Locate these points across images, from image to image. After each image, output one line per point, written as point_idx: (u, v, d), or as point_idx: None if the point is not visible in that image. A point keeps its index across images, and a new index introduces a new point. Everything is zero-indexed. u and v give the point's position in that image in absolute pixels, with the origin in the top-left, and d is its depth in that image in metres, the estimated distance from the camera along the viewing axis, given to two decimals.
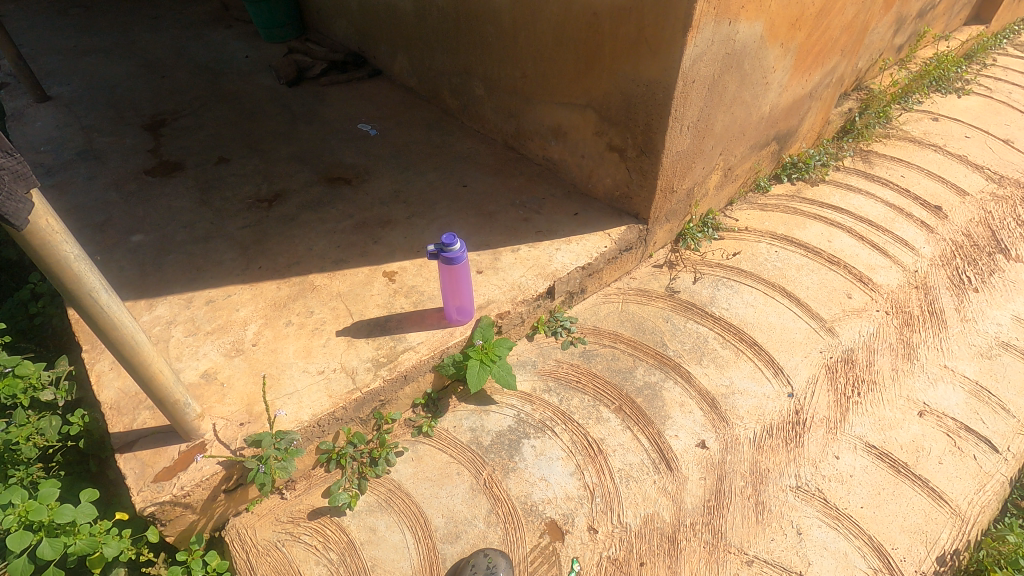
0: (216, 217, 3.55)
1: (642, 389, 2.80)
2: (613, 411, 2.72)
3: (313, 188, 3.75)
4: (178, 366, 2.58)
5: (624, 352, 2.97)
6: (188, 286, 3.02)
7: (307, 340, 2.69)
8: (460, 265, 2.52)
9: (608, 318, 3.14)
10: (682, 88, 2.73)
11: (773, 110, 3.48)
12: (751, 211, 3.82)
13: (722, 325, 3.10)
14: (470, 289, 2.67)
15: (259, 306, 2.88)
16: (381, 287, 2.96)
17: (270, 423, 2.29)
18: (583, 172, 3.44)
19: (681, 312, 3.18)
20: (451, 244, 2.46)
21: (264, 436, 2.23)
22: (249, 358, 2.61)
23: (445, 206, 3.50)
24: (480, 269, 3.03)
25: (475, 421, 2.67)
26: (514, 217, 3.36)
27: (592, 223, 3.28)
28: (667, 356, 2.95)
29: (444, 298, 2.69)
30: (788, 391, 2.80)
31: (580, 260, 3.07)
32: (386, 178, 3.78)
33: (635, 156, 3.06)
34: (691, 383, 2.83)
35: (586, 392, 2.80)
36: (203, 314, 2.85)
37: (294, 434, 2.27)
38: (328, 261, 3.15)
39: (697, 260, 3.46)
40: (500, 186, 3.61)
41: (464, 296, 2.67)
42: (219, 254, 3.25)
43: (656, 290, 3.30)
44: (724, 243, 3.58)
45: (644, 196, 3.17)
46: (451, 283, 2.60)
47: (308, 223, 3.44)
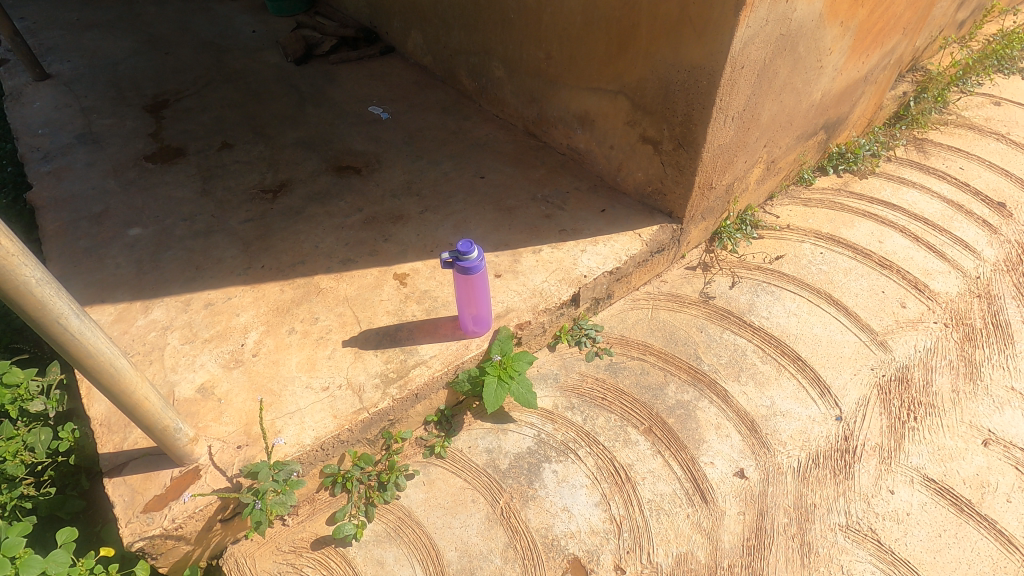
0: (218, 209, 3.33)
1: (674, 408, 2.57)
2: (641, 432, 2.50)
3: (320, 178, 3.51)
4: (173, 378, 2.40)
5: (654, 366, 2.73)
6: (187, 287, 2.83)
7: (311, 351, 2.49)
8: (478, 274, 2.28)
9: (637, 326, 2.89)
10: (730, 74, 2.42)
11: (824, 97, 3.13)
12: (793, 207, 3.50)
13: (762, 337, 2.85)
14: (487, 297, 2.44)
15: (261, 311, 2.68)
16: (392, 292, 2.74)
17: (268, 451, 2.09)
18: (612, 165, 3.14)
19: (716, 321, 2.92)
20: (469, 252, 2.21)
21: (260, 467, 2.02)
22: (249, 370, 2.42)
23: (461, 200, 3.24)
24: (498, 272, 2.79)
25: (491, 442, 2.46)
26: (536, 214, 3.10)
27: (621, 222, 3.00)
28: (702, 371, 2.70)
29: (459, 306, 2.46)
30: (836, 414, 2.54)
31: (608, 264, 2.81)
32: (398, 167, 3.52)
33: (672, 150, 2.77)
34: (729, 403, 2.59)
35: (612, 410, 2.57)
36: (202, 319, 2.66)
37: (295, 464, 2.08)
38: (335, 260, 2.92)
39: (735, 262, 3.17)
40: (521, 178, 3.34)
41: (481, 305, 2.44)
42: (219, 250, 3.04)
43: (689, 295, 3.04)
44: (764, 242, 3.28)
45: (680, 193, 2.87)
46: (467, 293, 2.37)
47: (315, 217, 3.21)
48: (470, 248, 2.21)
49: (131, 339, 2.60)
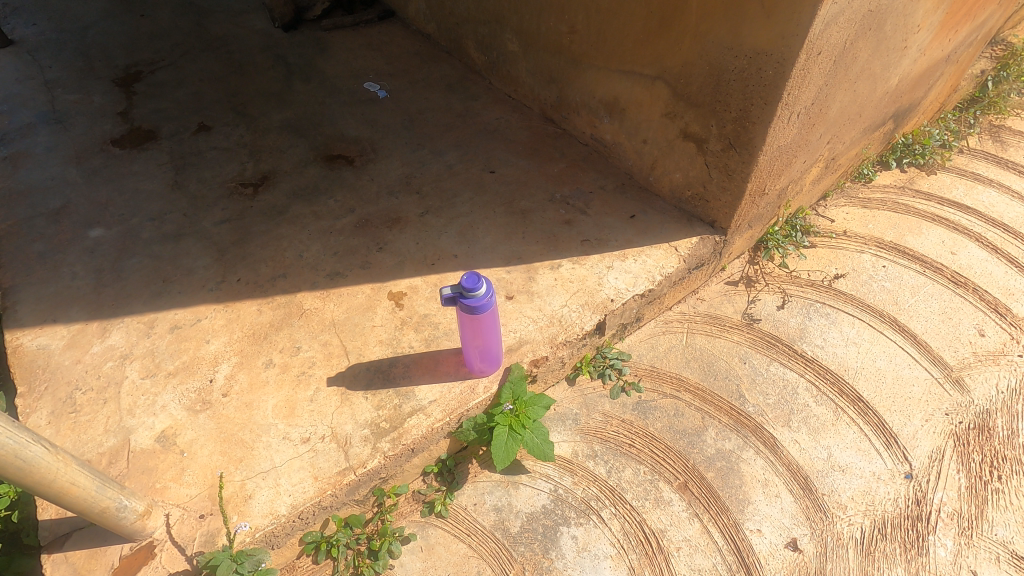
0: (190, 206, 2.92)
1: (714, 460, 2.21)
2: (675, 488, 2.15)
3: (307, 169, 3.07)
4: (129, 424, 2.05)
5: (690, 407, 2.35)
6: (151, 304, 2.46)
7: (290, 391, 2.13)
8: (487, 312, 1.88)
9: (669, 355, 2.51)
10: (803, 63, 1.93)
11: (901, 82, 2.63)
12: (850, 210, 3.04)
13: (816, 370, 2.46)
14: (497, 332, 2.04)
15: (235, 337, 2.31)
16: (386, 316, 2.35)
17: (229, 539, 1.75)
18: (644, 162, 2.69)
19: (762, 350, 2.53)
20: (478, 285, 1.82)
21: (221, 560, 1.71)
22: (218, 415, 2.07)
23: (468, 201, 2.80)
24: (510, 292, 2.39)
25: (500, 498, 2.12)
26: (554, 220, 2.67)
27: (654, 232, 2.57)
28: (745, 414, 2.33)
29: (464, 343, 2.07)
30: (905, 471, 2.17)
31: (639, 285, 2.40)
32: (396, 158, 3.07)
33: (720, 150, 2.30)
34: (778, 454, 2.22)
35: (641, 461, 2.22)
36: (166, 346, 2.30)
37: (264, 555, 1.80)
38: (322, 274, 2.53)
39: (784, 278, 2.74)
40: (537, 174, 2.89)
41: (489, 342, 2.05)
42: (190, 259, 2.65)
43: (729, 317, 2.64)
44: (817, 253, 2.84)
45: (727, 201, 2.43)
46: (474, 330, 1.97)
47: (300, 218, 2.80)
48: (478, 279, 1.82)
49: (84, 370, 2.24)
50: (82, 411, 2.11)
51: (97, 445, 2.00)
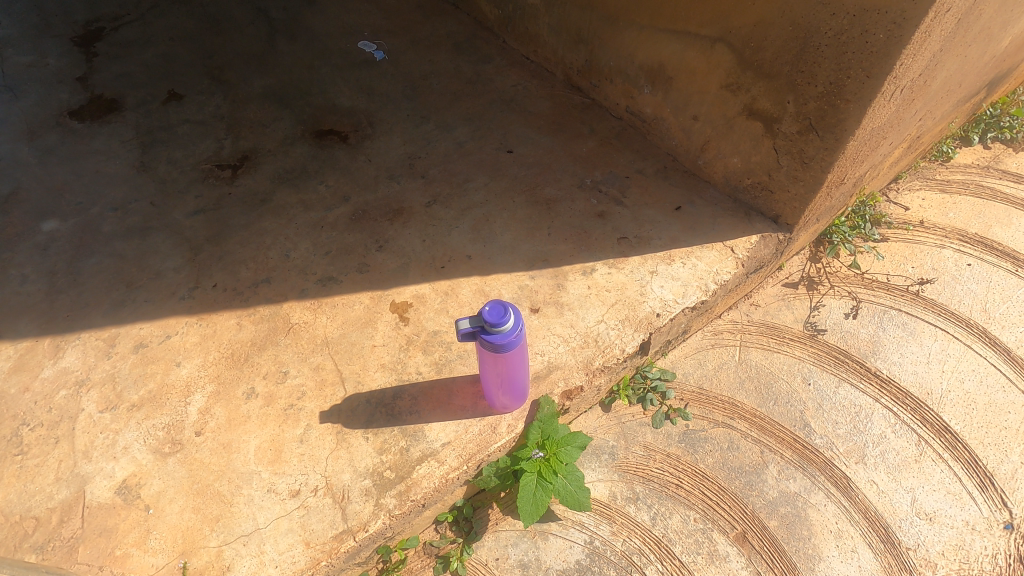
0: (159, 194, 2.51)
1: (777, 505, 1.88)
2: (732, 540, 1.82)
3: (294, 147, 2.63)
4: (85, 470, 1.72)
5: (746, 439, 2.01)
6: (113, 316, 2.09)
7: (275, 429, 1.78)
8: (516, 348, 1.53)
9: (719, 374, 2.15)
10: (926, 24, 1.49)
11: (1011, 44, 2.16)
12: (927, 195, 2.60)
13: (894, 393, 2.09)
14: (526, 367, 1.69)
15: (210, 359, 1.95)
16: (389, 333, 1.98)
17: None
18: (693, 143, 2.26)
19: (829, 367, 2.16)
20: (504, 314, 1.46)
21: None
22: (190, 460, 1.73)
23: (482, 187, 2.38)
24: (535, 304, 2.01)
25: (527, 553, 1.81)
26: (584, 212, 2.25)
27: (704, 228, 2.16)
28: (812, 447, 1.99)
29: (484, 381, 1.71)
30: (1004, 520, 1.84)
31: (689, 296, 2.01)
32: (396, 134, 2.63)
33: (796, 132, 1.87)
34: (853, 499, 1.88)
35: (691, 505, 1.89)
36: (130, 370, 1.94)
37: None
38: (312, 280, 2.15)
39: (852, 279, 2.35)
40: (562, 155, 2.45)
41: (517, 378, 1.69)
42: (158, 259, 2.26)
43: (789, 327, 2.26)
44: (891, 248, 2.43)
45: (798, 193, 2.01)
46: (501, 367, 1.61)
47: (286, 209, 2.39)
48: (504, 308, 1.46)
49: (33, 401, 1.89)
50: (30, 453, 1.77)
51: (46, 498, 1.68)
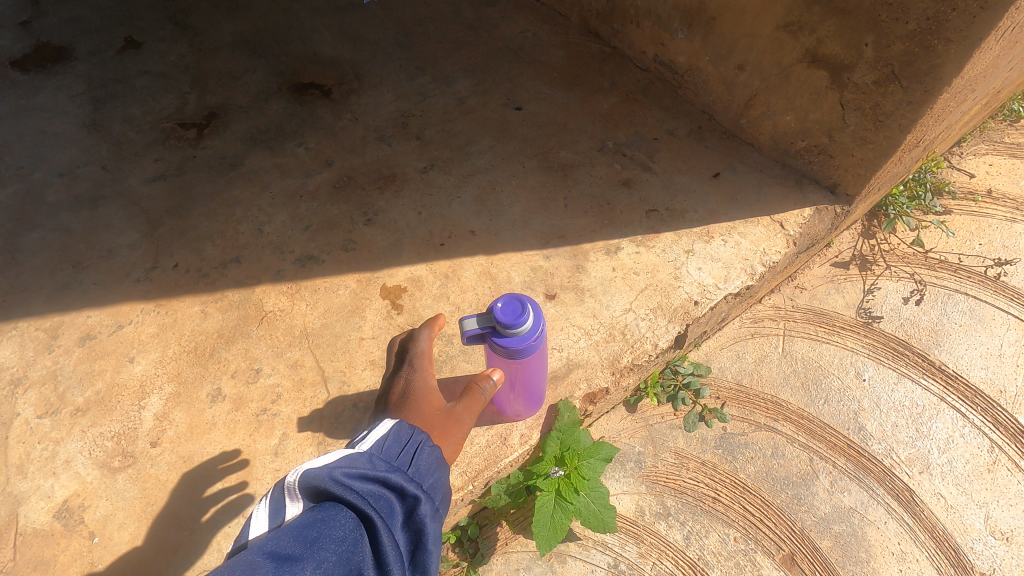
0: (111, 157, 2.16)
1: (830, 522, 1.63)
2: (778, 563, 1.58)
3: (268, 103, 2.28)
4: (19, 489, 1.45)
5: (793, 444, 1.74)
6: (56, 302, 1.78)
7: (245, 439, 1.51)
8: (533, 352, 1.24)
9: (761, 369, 1.87)
10: None
11: None
12: (994, 160, 2.27)
13: (962, 390, 1.82)
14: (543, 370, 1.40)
15: (169, 354, 1.66)
16: (379, 323, 1.69)
17: None
18: (735, 98, 1.92)
19: (886, 360, 1.88)
20: (521, 310, 1.16)
21: None
22: (143, 477, 1.46)
23: (486, 150, 2.05)
24: (551, 290, 1.72)
25: None
26: (606, 180, 1.93)
27: (747, 199, 1.85)
28: (869, 454, 1.72)
29: (498, 386, 1.42)
30: None
31: (731, 280, 1.72)
32: (387, 88, 2.27)
33: (872, 83, 1.54)
34: (918, 515, 1.63)
35: (730, 522, 1.63)
36: (74, 368, 1.65)
37: None
38: (289, 259, 1.84)
39: (911, 258, 2.05)
40: (579, 112, 2.11)
41: (532, 383, 1.41)
42: (110, 234, 1.94)
43: (840, 314, 1.97)
44: (955, 222, 2.12)
45: (864, 158, 1.71)
46: (513, 373, 1.33)
47: (259, 175, 2.06)
48: (520, 303, 1.16)
49: None
50: None
51: None
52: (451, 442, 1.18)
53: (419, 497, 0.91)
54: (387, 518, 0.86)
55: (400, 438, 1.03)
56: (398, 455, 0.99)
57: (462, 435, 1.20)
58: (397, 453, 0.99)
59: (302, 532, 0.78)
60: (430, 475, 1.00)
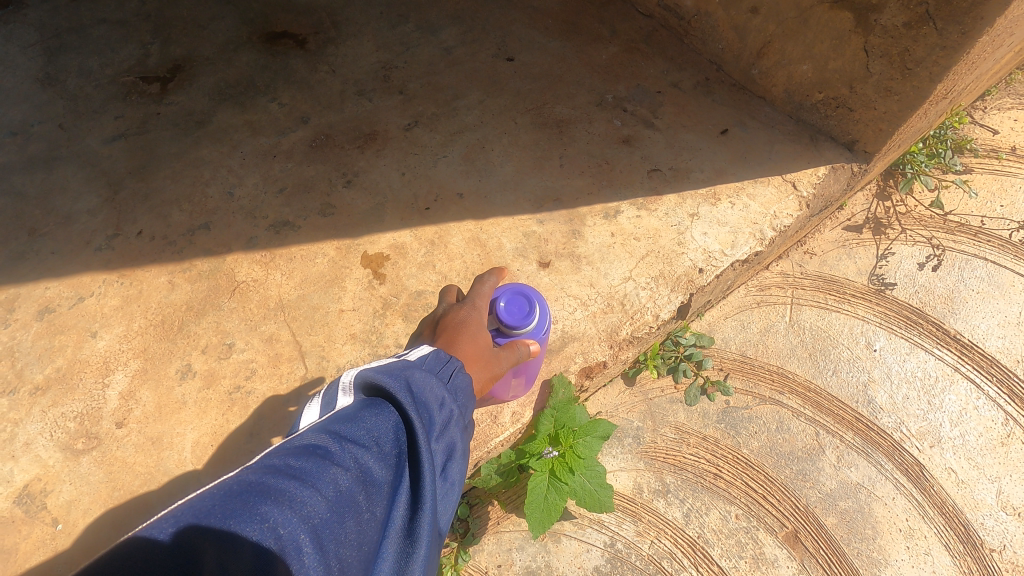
0: (68, 114, 1.99)
1: (836, 498, 1.56)
2: (781, 541, 1.52)
3: (237, 54, 2.08)
4: None
5: (799, 418, 1.66)
6: (10, 272, 1.65)
7: (217, 419, 1.41)
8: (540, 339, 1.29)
9: (766, 340, 1.77)
10: None
11: None
12: (1020, 115, 2.12)
13: (978, 361, 1.73)
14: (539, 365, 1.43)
15: (134, 328, 1.54)
16: (360, 294, 1.57)
17: None
18: (747, 45, 1.75)
19: (899, 330, 1.78)
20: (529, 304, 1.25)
21: None
22: (109, 459, 1.37)
23: (476, 105, 1.89)
24: (544, 257, 1.59)
25: (535, 558, 1.50)
26: (605, 137, 1.78)
27: (758, 158, 1.71)
28: (878, 428, 1.65)
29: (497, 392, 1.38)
30: None
31: (739, 246, 1.59)
32: (367, 37, 2.08)
33: (902, 24, 1.38)
34: (928, 490, 1.57)
35: (733, 499, 1.57)
36: (33, 343, 1.53)
37: None
38: (262, 225, 1.70)
39: (929, 221, 1.93)
40: (577, 63, 1.94)
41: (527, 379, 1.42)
42: (68, 197, 1.80)
43: (851, 281, 1.85)
44: (976, 182, 1.99)
45: (887, 111, 1.56)
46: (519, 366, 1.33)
47: (228, 134, 1.90)
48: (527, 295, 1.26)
49: None
50: None
51: None
52: (485, 372, 1.11)
53: (454, 412, 0.89)
54: (429, 424, 0.83)
55: (439, 356, 0.99)
56: (440, 366, 0.96)
57: (496, 373, 1.14)
58: (439, 364, 0.96)
59: (354, 424, 0.75)
60: (466, 398, 0.97)
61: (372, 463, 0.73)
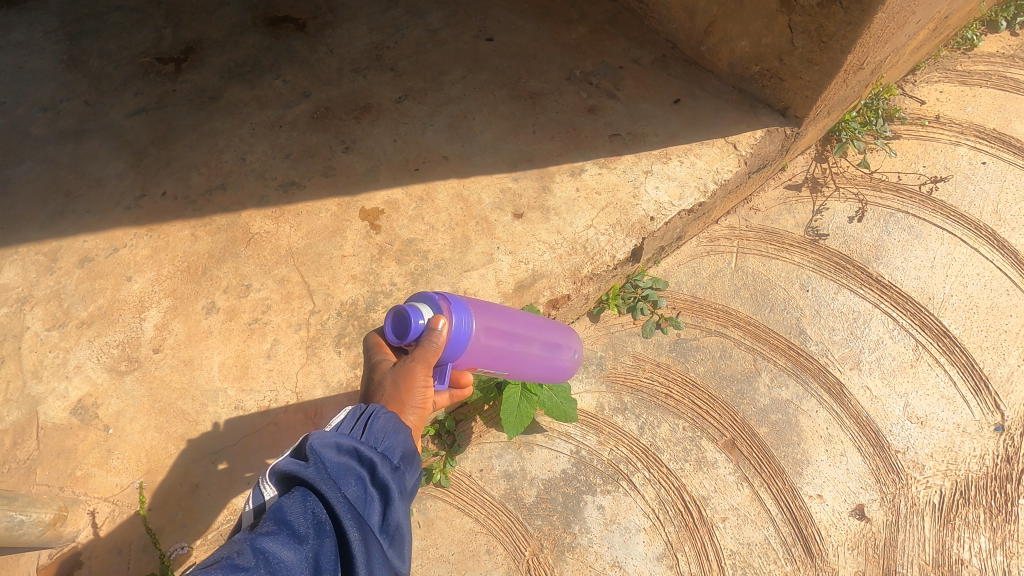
0: (93, 91, 2.21)
1: (769, 412, 1.83)
2: (720, 447, 1.79)
3: (244, 36, 2.31)
4: (36, 390, 1.60)
5: (740, 347, 1.93)
6: (51, 228, 1.89)
7: (240, 344, 1.67)
8: (461, 312, 1.21)
9: (714, 283, 2.03)
10: None
11: None
12: (945, 87, 2.39)
13: (895, 299, 2.00)
14: (530, 322, 1.52)
15: (164, 273, 1.79)
16: (359, 242, 1.82)
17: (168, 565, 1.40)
18: (696, 25, 2.00)
19: (829, 274, 2.05)
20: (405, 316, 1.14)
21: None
22: (149, 378, 1.62)
23: (459, 81, 2.13)
24: (518, 209, 1.85)
25: (512, 463, 1.76)
26: (573, 107, 2.03)
27: (705, 123, 1.96)
28: (807, 354, 1.92)
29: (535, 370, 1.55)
30: (996, 422, 1.81)
31: (686, 197, 1.85)
32: (361, 21, 2.31)
33: (817, 4, 1.64)
34: (845, 404, 1.84)
35: (681, 414, 1.83)
36: (76, 287, 1.77)
37: None
38: (271, 185, 1.94)
39: (859, 179, 2.20)
40: (549, 43, 2.18)
41: (538, 339, 1.54)
42: (98, 164, 2.03)
43: (789, 233, 2.12)
44: (903, 146, 2.25)
45: (811, 80, 1.82)
46: (489, 342, 1.35)
47: (238, 107, 2.13)
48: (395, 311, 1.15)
49: None
50: None
51: None
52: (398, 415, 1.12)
53: (377, 461, 0.98)
54: (350, 492, 0.92)
55: (360, 411, 1.06)
56: (358, 424, 1.03)
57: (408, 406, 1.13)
58: (358, 421, 1.04)
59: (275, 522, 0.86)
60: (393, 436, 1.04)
61: (289, 557, 0.84)
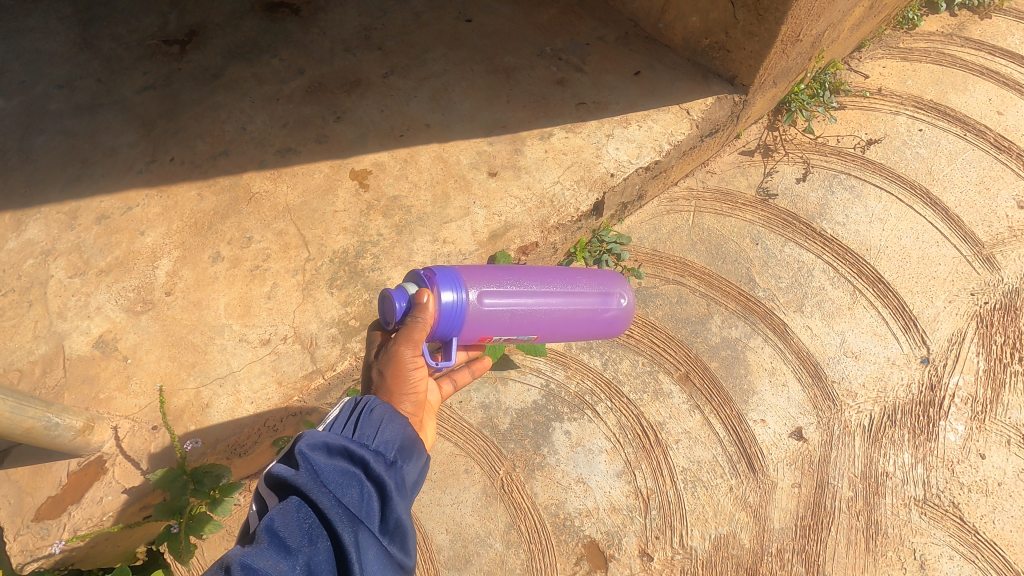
0: (104, 70, 2.41)
1: (719, 349, 2.04)
2: (676, 380, 1.99)
3: (243, 20, 2.51)
4: (61, 328, 1.80)
5: (695, 293, 2.13)
6: (70, 191, 2.08)
7: (243, 287, 1.86)
8: (447, 287, 1.37)
9: (672, 238, 2.24)
10: None
11: None
12: (887, 63, 2.60)
13: (836, 250, 2.21)
14: (564, 275, 1.59)
15: (173, 228, 1.98)
16: (350, 199, 2.02)
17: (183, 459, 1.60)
18: (654, 4, 2.21)
19: (777, 229, 2.25)
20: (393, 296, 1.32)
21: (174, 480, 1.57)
22: (162, 316, 1.82)
23: (440, 58, 2.33)
24: (493, 168, 2.05)
25: (488, 395, 1.96)
26: (543, 80, 2.23)
27: (662, 92, 2.17)
28: (755, 299, 2.13)
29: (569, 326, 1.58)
30: (922, 355, 2.03)
31: (643, 156, 2.06)
32: (351, 5, 2.51)
33: None
34: (788, 341, 2.05)
35: (641, 352, 2.04)
36: (94, 241, 1.97)
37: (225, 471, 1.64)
38: (270, 151, 2.14)
39: (807, 146, 2.41)
40: (523, 23, 2.38)
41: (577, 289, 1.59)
42: (111, 135, 2.23)
43: (742, 193, 2.33)
44: (847, 115, 2.46)
45: (754, 51, 2.03)
46: (498, 308, 1.47)
47: (239, 83, 2.33)
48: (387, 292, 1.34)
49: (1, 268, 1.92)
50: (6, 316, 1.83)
51: (27, 353, 1.76)
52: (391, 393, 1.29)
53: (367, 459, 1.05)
54: (340, 490, 1.00)
55: (350, 413, 1.16)
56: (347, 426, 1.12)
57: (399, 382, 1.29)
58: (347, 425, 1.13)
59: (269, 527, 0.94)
60: (381, 433, 1.13)
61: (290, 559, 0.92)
